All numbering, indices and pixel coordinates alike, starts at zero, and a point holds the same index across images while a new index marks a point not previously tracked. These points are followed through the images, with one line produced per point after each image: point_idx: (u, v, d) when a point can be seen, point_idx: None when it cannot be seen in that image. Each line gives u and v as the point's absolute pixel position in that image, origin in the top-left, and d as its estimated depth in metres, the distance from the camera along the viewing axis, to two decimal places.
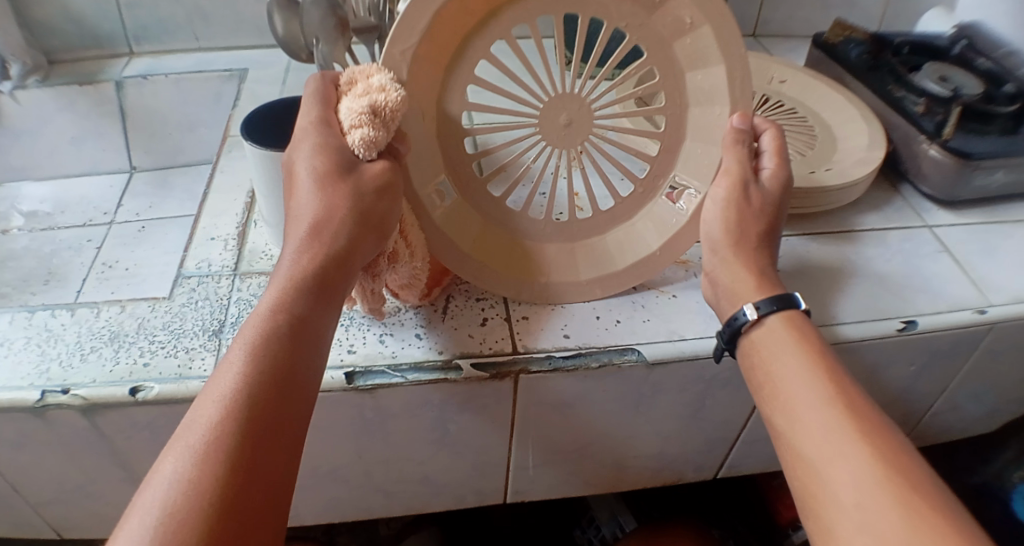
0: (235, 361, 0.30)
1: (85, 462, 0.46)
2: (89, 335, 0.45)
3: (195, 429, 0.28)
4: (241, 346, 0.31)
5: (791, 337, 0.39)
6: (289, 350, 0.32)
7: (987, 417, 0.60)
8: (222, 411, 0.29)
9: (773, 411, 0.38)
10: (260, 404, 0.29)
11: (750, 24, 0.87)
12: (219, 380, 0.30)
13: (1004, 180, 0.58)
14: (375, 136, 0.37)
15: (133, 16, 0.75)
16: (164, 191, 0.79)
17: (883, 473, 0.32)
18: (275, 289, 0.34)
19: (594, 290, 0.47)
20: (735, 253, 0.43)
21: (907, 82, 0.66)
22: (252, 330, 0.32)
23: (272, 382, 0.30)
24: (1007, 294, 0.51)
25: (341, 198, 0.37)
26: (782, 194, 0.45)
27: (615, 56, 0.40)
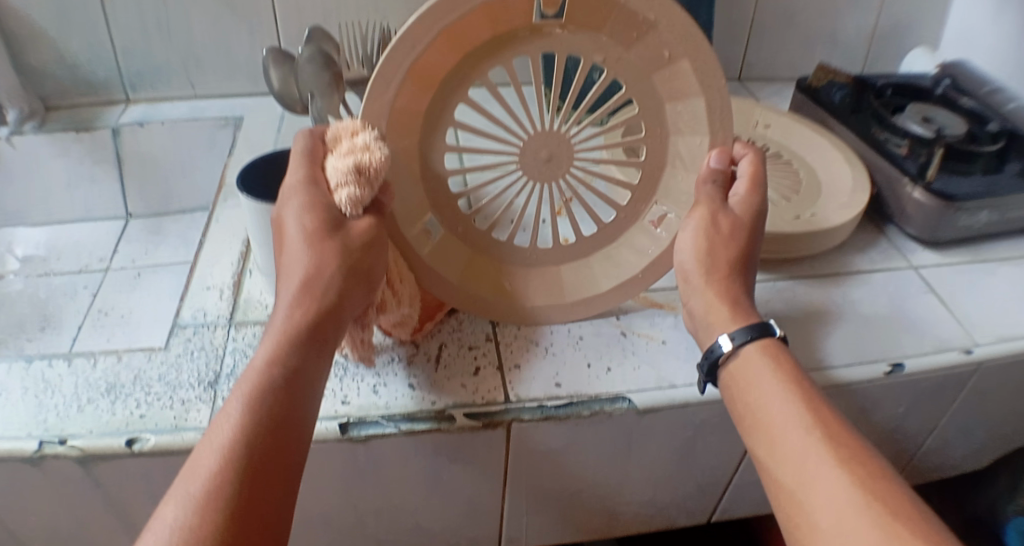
0: (232, 413, 0.31)
1: (76, 513, 0.46)
2: (86, 386, 0.45)
3: (195, 478, 0.29)
4: (238, 398, 0.32)
5: (767, 364, 0.39)
6: (286, 400, 0.32)
7: (977, 454, 0.61)
8: (221, 461, 0.29)
9: (755, 440, 0.37)
10: (258, 454, 0.30)
11: (734, 67, 0.90)
12: (217, 432, 0.30)
13: (988, 220, 0.60)
14: (360, 195, 0.38)
15: (130, 65, 0.77)
16: (159, 237, 0.80)
17: (865, 499, 0.32)
18: (268, 342, 0.34)
19: (579, 311, 0.49)
20: (707, 281, 0.43)
21: (889, 124, 0.68)
22: (248, 382, 0.32)
23: (270, 431, 0.31)
24: (992, 332, 0.52)
25: (333, 250, 0.37)
26: (755, 221, 0.45)
27: (592, 94, 0.42)
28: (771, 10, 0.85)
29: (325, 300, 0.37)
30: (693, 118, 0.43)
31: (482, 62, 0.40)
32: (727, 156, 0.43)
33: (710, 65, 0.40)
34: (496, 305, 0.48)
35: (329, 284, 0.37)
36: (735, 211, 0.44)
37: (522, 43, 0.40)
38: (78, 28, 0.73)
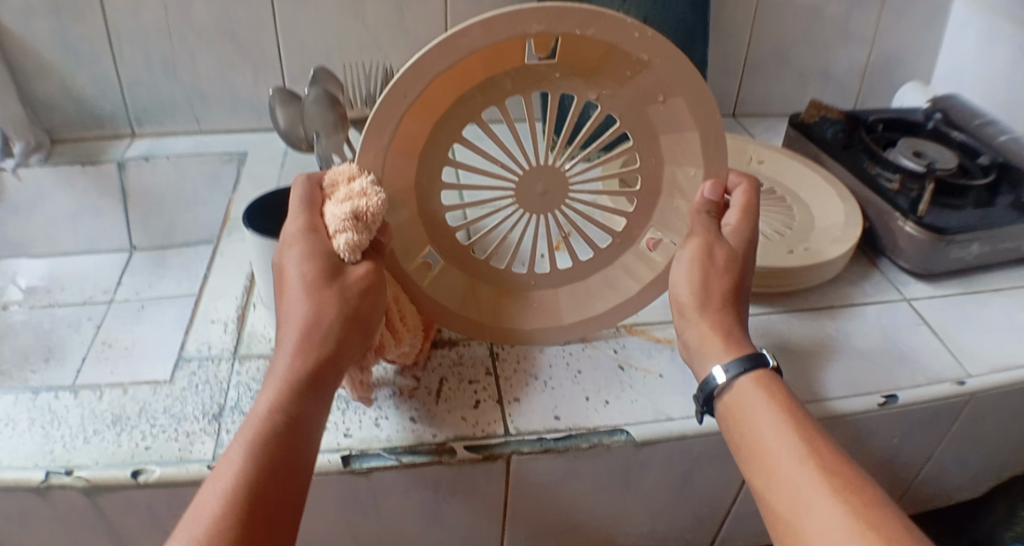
0: (234, 460, 0.31)
1: (78, 544, 0.46)
2: (92, 417, 0.45)
3: (197, 524, 0.29)
4: (240, 444, 0.32)
5: (760, 395, 0.40)
6: (287, 446, 0.33)
7: (973, 484, 0.61)
8: (221, 508, 0.30)
9: (752, 471, 0.38)
10: (260, 501, 0.30)
11: (728, 103, 0.92)
12: (218, 479, 0.31)
13: (979, 252, 0.61)
14: (359, 239, 0.40)
15: (136, 101, 0.79)
16: (162, 269, 0.81)
17: (859, 526, 0.32)
18: (269, 388, 0.35)
19: (573, 332, 0.51)
20: (701, 313, 0.44)
21: (881, 159, 0.69)
22: (250, 428, 0.33)
23: (269, 478, 0.31)
24: (984, 363, 0.53)
25: (333, 296, 0.38)
26: (747, 249, 0.45)
27: (585, 130, 0.43)
28: (760, 48, 0.88)
29: (326, 345, 0.37)
30: (685, 149, 0.44)
31: (477, 103, 0.42)
32: (718, 188, 0.45)
33: (701, 102, 0.42)
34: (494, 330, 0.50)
35: (330, 329, 0.38)
36: (729, 242, 0.45)
37: (511, 83, 0.41)
38: (87, 65, 0.76)
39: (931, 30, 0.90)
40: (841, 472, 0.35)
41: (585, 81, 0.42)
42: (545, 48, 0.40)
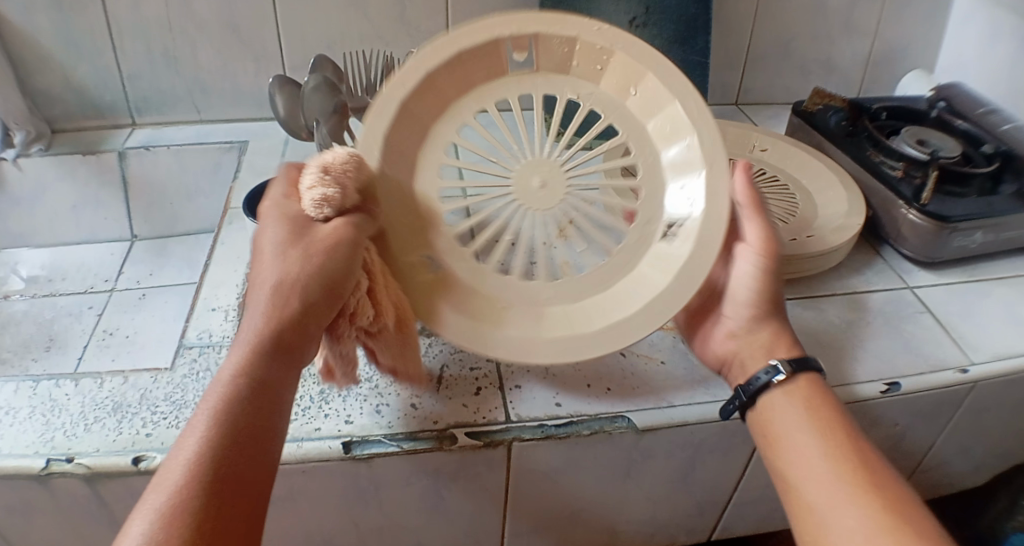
0: (197, 427, 0.31)
1: (81, 530, 0.46)
2: (93, 405, 0.45)
3: (158, 494, 0.29)
4: (203, 412, 0.32)
5: (798, 397, 0.42)
6: (255, 418, 0.32)
7: (975, 473, 0.61)
8: (180, 480, 0.29)
9: (780, 465, 0.41)
10: (221, 477, 0.30)
11: (731, 92, 0.92)
12: (178, 448, 0.30)
13: (982, 240, 0.60)
14: (331, 195, 0.38)
15: (136, 90, 0.79)
16: (163, 258, 0.81)
17: (887, 519, 0.36)
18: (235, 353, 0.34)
19: (596, 347, 0.41)
20: (761, 318, 0.46)
21: (885, 147, 0.69)
22: (215, 395, 0.32)
23: (233, 452, 0.31)
24: (987, 351, 0.53)
25: (306, 261, 0.37)
26: (756, 233, 0.46)
27: (575, 120, 0.48)
28: (764, 38, 0.87)
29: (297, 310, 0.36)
30: (671, 127, 0.46)
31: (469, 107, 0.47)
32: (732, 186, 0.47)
33: None
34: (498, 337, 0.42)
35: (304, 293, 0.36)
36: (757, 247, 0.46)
37: (501, 81, 0.47)
38: (87, 54, 0.75)
39: (936, 20, 0.89)
40: (869, 475, 0.38)
41: (562, 83, 0.48)
42: (522, 49, 0.46)
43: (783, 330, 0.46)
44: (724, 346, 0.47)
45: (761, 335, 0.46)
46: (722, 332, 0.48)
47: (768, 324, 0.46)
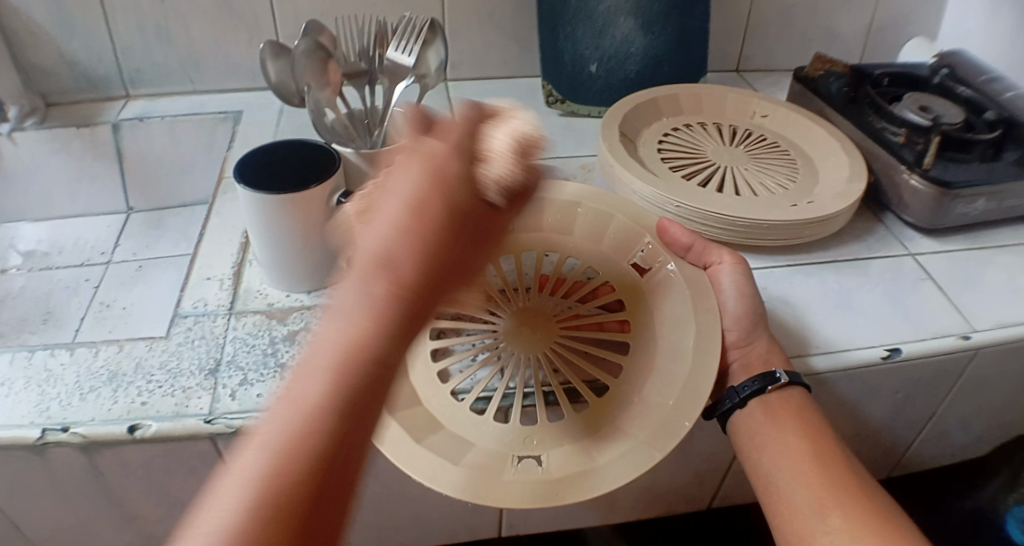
0: (316, 381, 0.24)
1: (84, 500, 0.47)
2: (88, 375, 0.45)
3: (260, 462, 0.22)
4: (325, 363, 0.24)
5: (788, 407, 0.44)
6: (362, 393, 0.24)
7: (975, 442, 0.61)
8: (272, 464, 0.22)
9: (765, 470, 0.42)
10: (312, 470, 0.22)
11: (733, 59, 0.90)
12: (266, 428, 0.23)
13: (985, 208, 0.60)
14: (529, 148, 0.30)
15: (128, 61, 0.77)
16: (159, 232, 0.80)
17: (875, 522, 0.38)
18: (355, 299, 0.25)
19: (655, 450, 0.39)
20: (755, 333, 0.46)
21: (887, 113, 0.68)
22: (334, 348, 0.24)
23: (327, 438, 0.23)
24: (989, 319, 0.52)
25: (419, 202, 0.26)
26: (721, 251, 0.49)
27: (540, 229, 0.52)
28: (766, 4, 0.85)
29: (408, 272, 0.25)
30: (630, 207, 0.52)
31: None
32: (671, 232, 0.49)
33: None
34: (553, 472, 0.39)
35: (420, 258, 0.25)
36: (738, 276, 0.48)
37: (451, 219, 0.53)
38: (77, 24, 0.74)
39: None
40: (852, 479, 0.40)
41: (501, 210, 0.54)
42: None
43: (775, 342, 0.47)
44: (728, 357, 0.47)
45: (755, 347, 0.46)
46: (728, 344, 0.47)
47: (759, 336, 0.46)
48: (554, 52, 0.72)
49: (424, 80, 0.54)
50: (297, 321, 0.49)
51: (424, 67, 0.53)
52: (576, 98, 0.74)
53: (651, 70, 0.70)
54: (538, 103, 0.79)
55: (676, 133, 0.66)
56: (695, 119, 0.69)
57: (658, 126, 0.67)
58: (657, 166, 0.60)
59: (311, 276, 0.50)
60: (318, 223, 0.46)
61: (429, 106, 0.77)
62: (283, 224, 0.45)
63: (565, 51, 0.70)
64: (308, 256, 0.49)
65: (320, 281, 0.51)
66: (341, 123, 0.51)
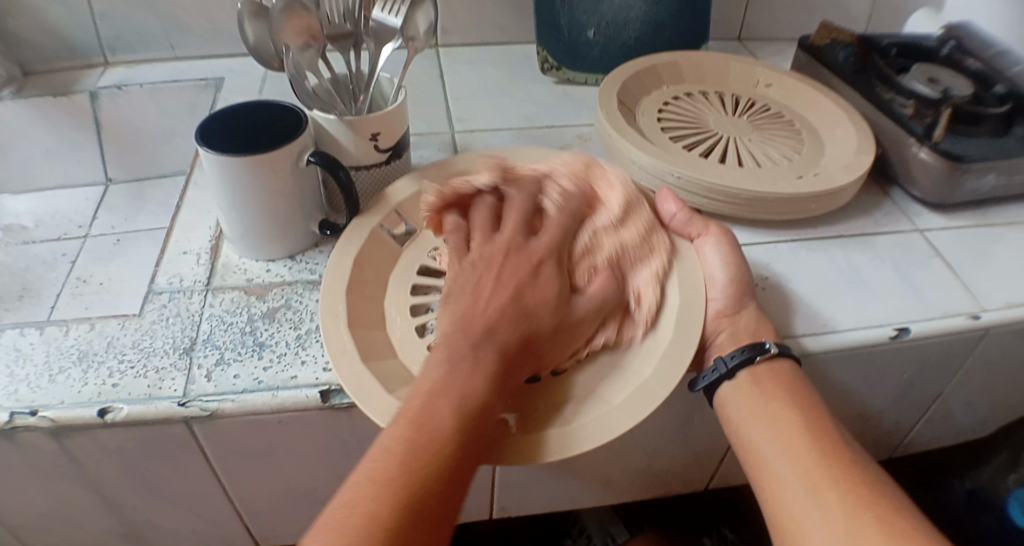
0: (440, 410, 0.32)
1: (58, 485, 0.45)
2: (58, 354, 0.43)
3: (396, 460, 0.30)
4: (444, 399, 0.32)
5: (779, 379, 0.42)
6: (473, 429, 0.32)
7: (979, 424, 0.60)
8: (398, 469, 0.30)
9: (754, 445, 0.40)
10: (441, 476, 0.31)
11: (735, 28, 0.86)
12: (396, 436, 0.31)
13: (996, 183, 0.57)
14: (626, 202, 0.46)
15: (107, 25, 0.74)
16: (140, 204, 0.77)
17: (869, 498, 0.36)
18: (472, 358, 0.34)
19: (636, 418, 0.36)
20: (743, 305, 0.45)
21: (895, 84, 0.65)
22: (454, 388, 0.33)
23: (447, 457, 0.31)
24: (999, 299, 0.50)
25: (529, 296, 0.37)
26: (707, 223, 0.48)
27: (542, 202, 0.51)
28: None
29: (506, 345, 0.35)
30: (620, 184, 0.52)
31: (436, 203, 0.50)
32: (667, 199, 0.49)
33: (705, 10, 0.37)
34: (524, 431, 0.37)
35: (514, 334, 0.36)
36: (724, 248, 0.46)
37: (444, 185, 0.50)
38: None
39: None
40: (846, 456, 0.38)
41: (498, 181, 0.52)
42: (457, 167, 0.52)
43: (764, 316, 0.45)
44: (716, 325, 0.44)
45: (744, 317, 0.44)
46: (713, 313, 0.45)
47: (746, 306, 0.45)
48: (550, 16, 0.68)
49: (412, 44, 0.49)
50: (276, 297, 0.46)
51: (413, 29, 0.48)
52: (574, 64, 0.70)
53: (651, 37, 0.67)
54: (532, 71, 0.75)
55: (676, 101, 0.63)
56: (696, 88, 0.66)
57: (658, 94, 0.64)
58: (656, 135, 0.58)
59: (279, 243, 0.48)
60: (286, 188, 0.44)
61: (419, 73, 0.73)
62: (250, 189, 0.43)
63: (561, 16, 0.67)
64: (277, 223, 0.46)
65: (290, 247, 0.49)
66: (325, 88, 0.48)
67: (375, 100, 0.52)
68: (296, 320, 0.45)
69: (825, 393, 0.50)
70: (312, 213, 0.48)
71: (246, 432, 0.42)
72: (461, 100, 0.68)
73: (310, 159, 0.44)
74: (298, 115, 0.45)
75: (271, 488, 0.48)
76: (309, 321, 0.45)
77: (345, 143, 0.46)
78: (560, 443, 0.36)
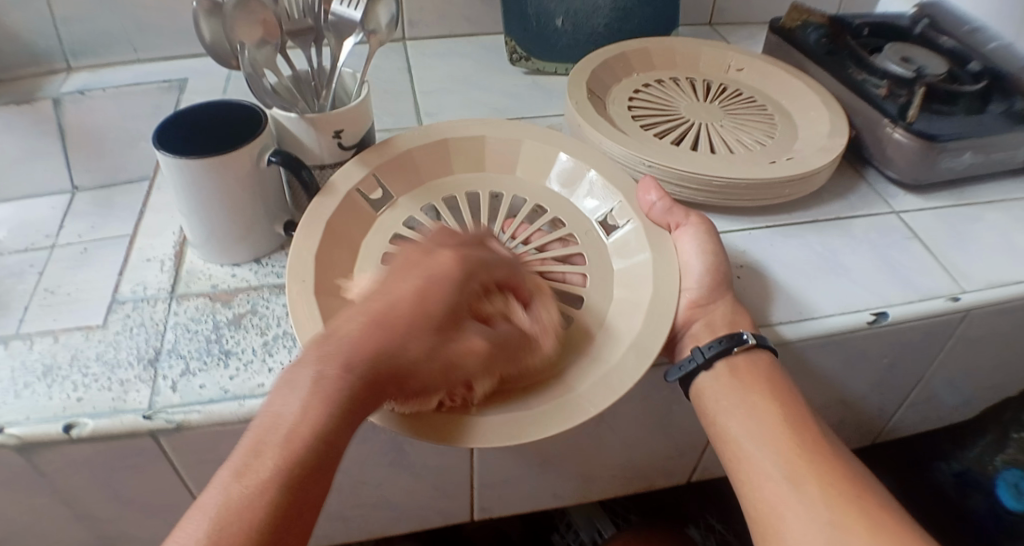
0: (273, 453, 0.29)
1: (27, 502, 0.43)
2: (21, 369, 0.42)
3: (212, 506, 0.28)
4: (280, 438, 0.30)
5: (758, 370, 0.41)
6: (303, 464, 0.29)
7: (961, 404, 0.60)
8: (216, 513, 0.28)
9: (733, 437, 0.39)
10: (255, 530, 0.28)
11: (707, 13, 0.85)
12: (221, 481, 0.29)
13: (972, 162, 0.57)
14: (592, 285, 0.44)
15: (68, 29, 0.72)
16: (107, 210, 0.75)
17: (850, 491, 0.36)
18: (319, 387, 0.31)
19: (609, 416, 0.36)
20: (720, 294, 0.44)
21: (868, 65, 0.64)
22: (294, 423, 0.30)
23: (273, 502, 0.28)
24: (978, 279, 0.50)
25: (402, 307, 0.33)
26: (687, 213, 0.47)
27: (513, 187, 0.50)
28: None
29: (365, 367, 0.31)
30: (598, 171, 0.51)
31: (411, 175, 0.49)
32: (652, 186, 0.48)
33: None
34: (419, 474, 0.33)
35: (387, 349, 0.32)
36: (702, 238, 0.45)
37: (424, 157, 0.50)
38: None
39: None
40: (825, 447, 0.38)
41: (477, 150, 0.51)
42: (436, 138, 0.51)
43: (741, 304, 0.44)
44: (693, 314, 0.44)
45: (721, 306, 0.44)
46: (687, 304, 0.44)
47: (723, 295, 0.44)
48: (518, 5, 0.67)
49: (374, 37, 0.48)
50: (242, 303, 0.45)
51: (374, 22, 0.47)
52: (543, 54, 0.69)
53: (622, 24, 0.67)
54: (504, 61, 0.74)
55: (647, 89, 0.63)
56: (668, 74, 0.65)
57: (630, 82, 0.63)
58: (627, 123, 0.57)
59: (244, 245, 0.47)
60: (246, 190, 0.43)
61: (387, 67, 0.72)
62: (207, 193, 0.42)
63: (530, 6, 0.66)
64: (239, 226, 0.45)
65: (255, 250, 0.48)
66: (285, 86, 0.46)
67: (339, 95, 0.50)
68: (263, 326, 0.44)
69: (804, 379, 0.50)
70: (276, 214, 0.47)
71: (216, 442, 0.41)
72: (431, 94, 0.67)
73: (271, 159, 0.43)
74: (259, 115, 0.44)
75: None
76: (277, 327, 0.44)
77: (309, 143, 0.45)
78: (509, 432, 0.36)
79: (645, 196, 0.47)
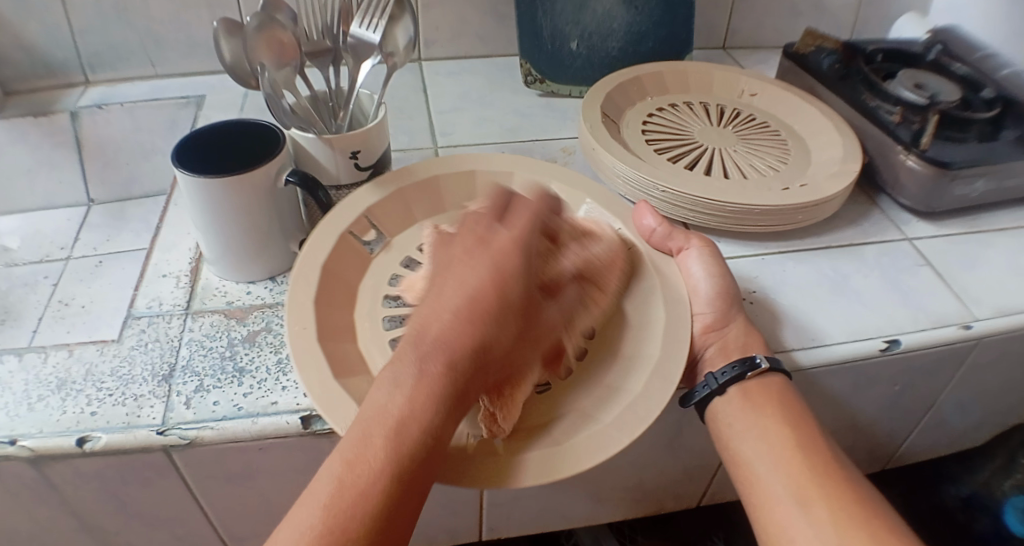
0: (379, 443, 0.30)
1: (37, 513, 0.44)
2: (36, 382, 0.42)
3: (324, 502, 0.29)
4: (383, 430, 0.31)
5: (769, 396, 0.41)
6: (412, 458, 0.30)
7: (974, 430, 0.59)
8: (331, 508, 0.29)
9: (745, 462, 0.39)
10: (376, 519, 0.29)
11: (718, 35, 0.86)
12: (329, 476, 0.30)
13: (984, 189, 0.57)
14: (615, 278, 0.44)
15: (87, 44, 0.73)
16: (121, 223, 0.76)
17: (865, 520, 0.35)
18: (411, 379, 0.32)
19: (624, 434, 0.36)
20: (732, 317, 0.44)
21: (880, 91, 0.65)
22: (393, 412, 0.31)
23: (386, 493, 0.29)
24: (990, 306, 0.50)
25: (478, 290, 0.35)
26: (689, 236, 0.47)
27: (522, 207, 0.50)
28: None
29: (458, 356, 0.33)
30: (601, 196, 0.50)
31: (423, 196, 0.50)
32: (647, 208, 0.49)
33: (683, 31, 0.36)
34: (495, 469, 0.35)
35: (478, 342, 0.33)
36: (706, 262, 0.46)
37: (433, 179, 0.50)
38: (37, 10, 0.70)
39: None
40: (838, 473, 0.38)
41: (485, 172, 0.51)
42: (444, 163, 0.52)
43: (752, 328, 0.44)
44: (705, 340, 0.44)
45: (731, 330, 0.44)
46: (698, 329, 0.44)
47: (734, 319, 0.44)
48: (531, 27, 0.68)
49: (392, 59, 0.49)
50: (256, 321, 0.46)
51: (392, 44, 0.48)
52: (555, 75, 0.70)
53: (634, 46, 0.67)
54: (516, 82, 0.75)
55: (659, 112, 0.63)
56: (681, 98, 0.66)
57: (642, 105, 0.64)
58: (640, 147, 0.57)
59: (259, 263, 0.47)
60: (263, 207, 0.43)
61: (400, 86, 0.73)
62: (223, 209, 0.42)
63: (542, 28, 0.67)
64: (254, 243, 0.45)
65: (269, 268, 0.48)
66: (303, 106, 0.47)
67: (355, 116, 0.51)
68: (276, 343, 0.44)
69: (816, 404, 0.50)
70: (291, 232, 0.47)
71: (227, 458, 0.41)
72: (444, 114, 0.68)
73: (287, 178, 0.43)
74: (276, 133, 0.45)
75: (256, 512, 0.47)
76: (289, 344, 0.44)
77: (323, 161, 0.46)
78: (534, 467, 0.35)
79: (641, 222, 0.47)
